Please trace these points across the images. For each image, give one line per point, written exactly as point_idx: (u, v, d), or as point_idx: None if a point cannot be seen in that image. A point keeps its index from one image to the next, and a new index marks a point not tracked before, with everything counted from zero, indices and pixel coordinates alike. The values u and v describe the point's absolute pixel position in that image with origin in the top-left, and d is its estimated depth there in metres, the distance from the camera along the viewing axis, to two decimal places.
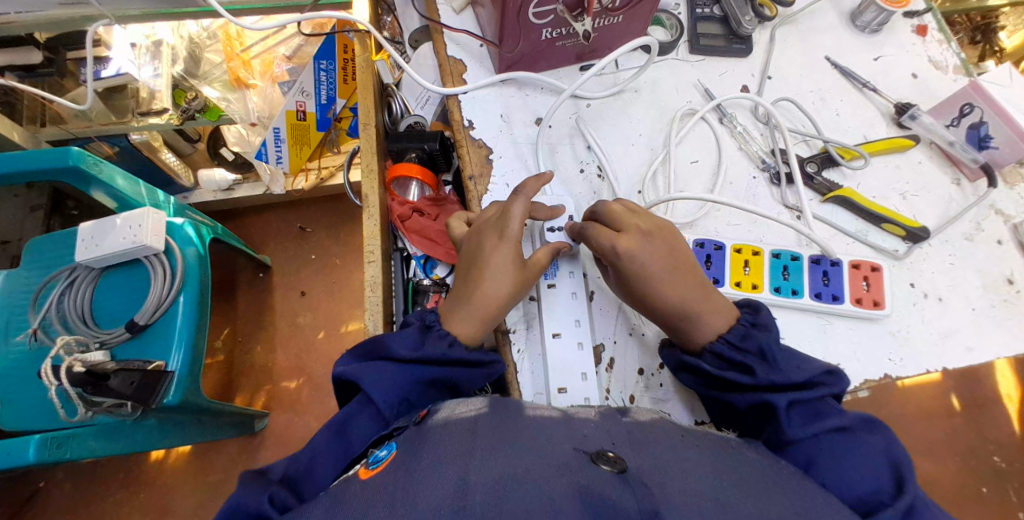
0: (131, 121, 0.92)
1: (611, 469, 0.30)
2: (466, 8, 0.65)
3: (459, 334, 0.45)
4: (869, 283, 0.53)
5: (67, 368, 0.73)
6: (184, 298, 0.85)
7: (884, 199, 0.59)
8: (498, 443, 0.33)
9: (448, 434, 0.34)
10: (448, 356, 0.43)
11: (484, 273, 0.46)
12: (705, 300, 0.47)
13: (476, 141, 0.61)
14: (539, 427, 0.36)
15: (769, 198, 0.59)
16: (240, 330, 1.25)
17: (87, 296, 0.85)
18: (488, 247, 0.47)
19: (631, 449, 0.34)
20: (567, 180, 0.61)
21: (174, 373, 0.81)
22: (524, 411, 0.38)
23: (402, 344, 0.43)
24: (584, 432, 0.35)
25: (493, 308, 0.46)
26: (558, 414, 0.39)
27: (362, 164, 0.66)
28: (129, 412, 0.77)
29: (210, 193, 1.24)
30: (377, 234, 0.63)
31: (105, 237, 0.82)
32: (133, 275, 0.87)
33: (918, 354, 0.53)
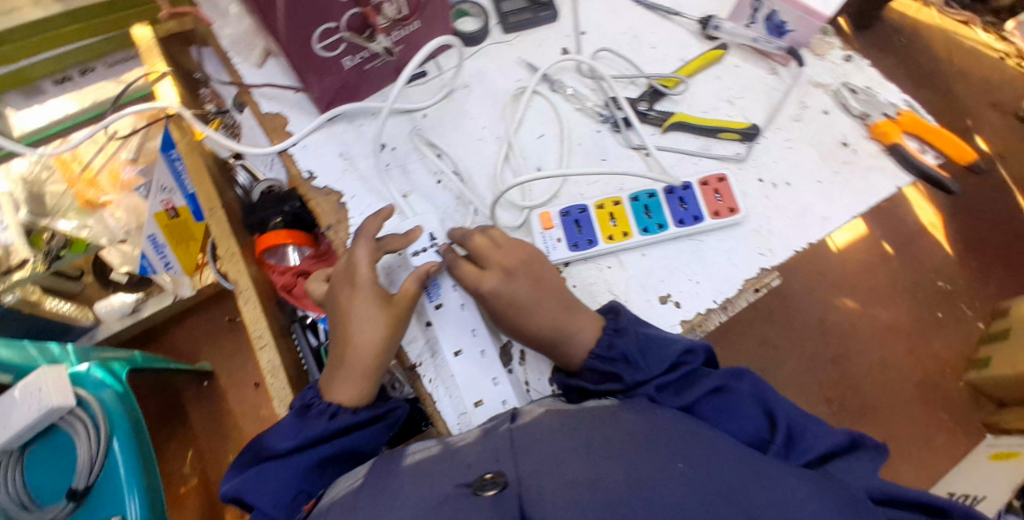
0: None
1: (493, 491, 0.31)
2: (267, 60, 0.64)
3: (343, 399, 0.46)
4: (721, 194, 0.56)
5: None
6: (118, 442, 0.79)
7: (715, 110, 0.61)
8: (381, 496, 0.34)
9: (338, 510, 0.35)
10: (331, 429, 0.43)
11: (350, 326, 0.47)
12: (569, 316, 0.49)
13: (323, 190, 0.59)
14: (418, 468, 0.37)
15: (615, 146, 0.61)
16: (205, 447, 1.19)
17: (18, 481, 0.77)
18: (346, 298, 0.48)
19: (514, 461, 0.35)
20: (427, 195, 0.60)
21: None
22: (402, 461, 0.39)
23: (280, 438, 0.43)
24: (460, 457, 0.37)
25: (370, 355, 0.46)
26: (439, 449, 0.40)
27: (221, 251, 0.62)
28: None
29: (117, 322, 1.15)
30: (258, 318, 0.61)
31: (10, 416, 0.75)
32: (56, 438, 0.81)
33: (783, 239, 0.56)
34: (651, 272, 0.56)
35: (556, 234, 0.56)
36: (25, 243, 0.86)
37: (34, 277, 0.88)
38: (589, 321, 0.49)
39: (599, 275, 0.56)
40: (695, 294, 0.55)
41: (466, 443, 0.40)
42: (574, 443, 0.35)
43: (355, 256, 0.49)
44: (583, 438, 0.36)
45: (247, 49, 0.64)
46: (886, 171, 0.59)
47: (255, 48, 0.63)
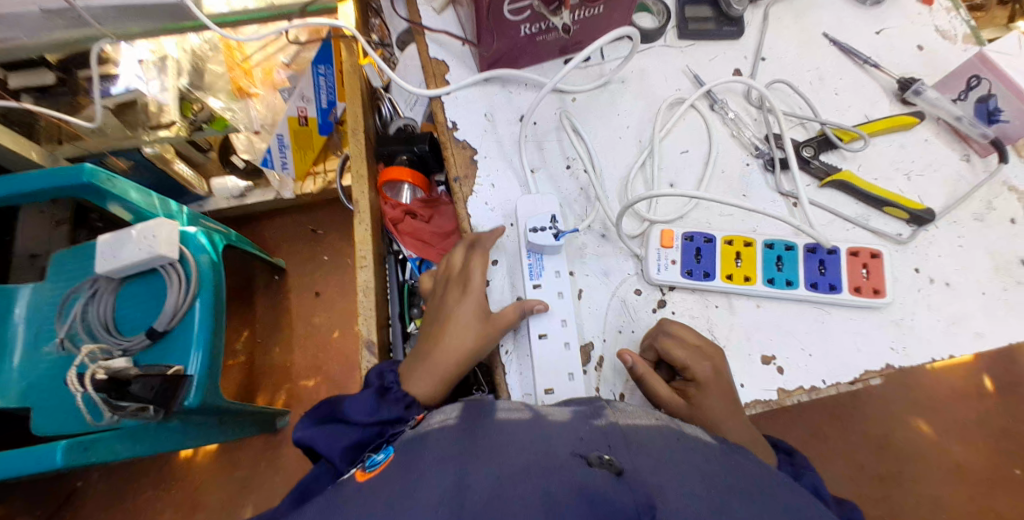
0: (143, 136, 0.93)
1: (606, 470, 0.32)
2: (447, 8, 0.65)
3: (418, 394, 0.48)
4: (869, 270, 0.52)
5: (92, 376, 0.76)
6: (199, 304, 0.87)
7: (887, 181, 0.56)
8: (489, 448, 0.36)
9: (445, 447, 0.38)
10: (408, 414, 0.45)
11: (446, 328, 0.50)
12: (736, 424, 0.47)
13: (460, 142, 0.60)
14: (521, 428, 0.39)
15: (762, 186, 0.57)
16: (259, 331, 1.27)
17: (108, 306, 0.87)
18: (452, 301, 0.52)
19: (626, 452, 0.36)
20: (554, 177, 0.59)
21: (192, 377, 0.84)
22: (494, 414, 0.42)
23: (356, 410, 0.45)
24: (555, 432, 0.38)
25: (448, 358, 0.49)
26: (530, 415, 0.42)
27: (352, 171, 0.67)
28: (153, 416, 0.78)
29: (224, 201, 1.24)
30: (367, 240, 0.64)
31: (122, 249, 0.84)
32: (149, 286, 0.90)
33: (922, 342, 0.52)
34: (762, 325, 0.53)
35: (673, 255, 0.53)
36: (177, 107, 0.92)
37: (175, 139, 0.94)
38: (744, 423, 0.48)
39: (703, 310, 0.54)
40: (803, 366, 0.51)
41: (559, 421, 0.41)
42: (689, 462, 0.35)
43: (472, 263, 0.53)
44: (706, 471, 0.34)
45: None
46: None
47: None
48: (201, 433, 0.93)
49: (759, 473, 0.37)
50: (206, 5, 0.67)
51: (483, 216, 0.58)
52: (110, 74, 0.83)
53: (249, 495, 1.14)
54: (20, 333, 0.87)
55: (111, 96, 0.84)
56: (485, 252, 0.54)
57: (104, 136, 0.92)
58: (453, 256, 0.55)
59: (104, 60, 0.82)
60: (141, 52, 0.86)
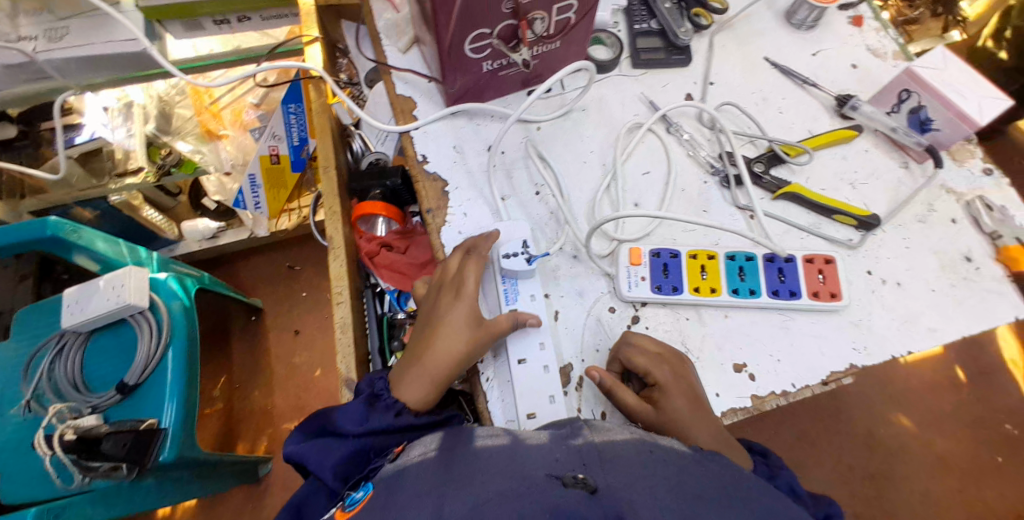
0: (109, 184, 0.91)
1: (580, 490, 0.34)
2: (412, 47, 0.67)
3: (409, 399, 0.49)
4: (824, 275, 0.55)
5: (59, 437, 0.72)
6: (172, 352, 0.85)
7: (833, 190, 0.60)
8: (468, 477, 0.38)
9: (423, 483, 0.38)
10: (397, 426, 0.48)
11: (440, 332, 0.51)
12: (718, 439, 0.48)
13: (431, 174, 0.62)
14: (499, 455, 0.40)
15: (720, 201, 0.60)
16: (237, 375, 1.24)
17: (76, 362, 0.85)
18: (446, 306, 0.52)
19: (601, 470, 0.37)
20: (524, 203, 0.61)
21: (168, 430, 0.81)
22: (473, 444, 0.43)
23: (347, 421, 0.47)
24: (530, 456, 0.39)
25: (439, 363, 0.50)
26: (509, 441, 0.43)
27: (325, 208, 0.68)
28: (126, 475, 0.75)
29: (196, 244, 1.23)
30: (343, 276, 0.65)
31: (90, 301, 0.83)
32: (120, 336, 0.89)
33: (881, 341, 0.54)
34: (731, 334, 0.55)
35: (642, 272, 0.56)
36: (145, 152, 0.92)
37: (143, 185, 0.94)
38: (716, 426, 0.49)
39: (675, 323, 0.56)
40: (773, 371, 0.53)
41: (539, 445, 0.42)
42: (659, 472, 0.36)
43: (466, 268, 0.53)
44: (680, 482, 0.36)
45: (398, 33, 0.68)
46: (1009, 299, 0.55)
47: (406, 35, 0.67)
48: (178, 488, 0.90)
49: (735, 479, 0.38)
50: (171, 53, 0.72)
51: (456, 243, 0.59)
52: (74, 124, 0.84)
53: None
54: None
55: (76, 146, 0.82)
56: (480, 258, 0.54)
57: (69, 188, 0.90)
58: (448, 261, 0.56)
59: (67, 111, 0.83)
60: (106, 100, 0.88)
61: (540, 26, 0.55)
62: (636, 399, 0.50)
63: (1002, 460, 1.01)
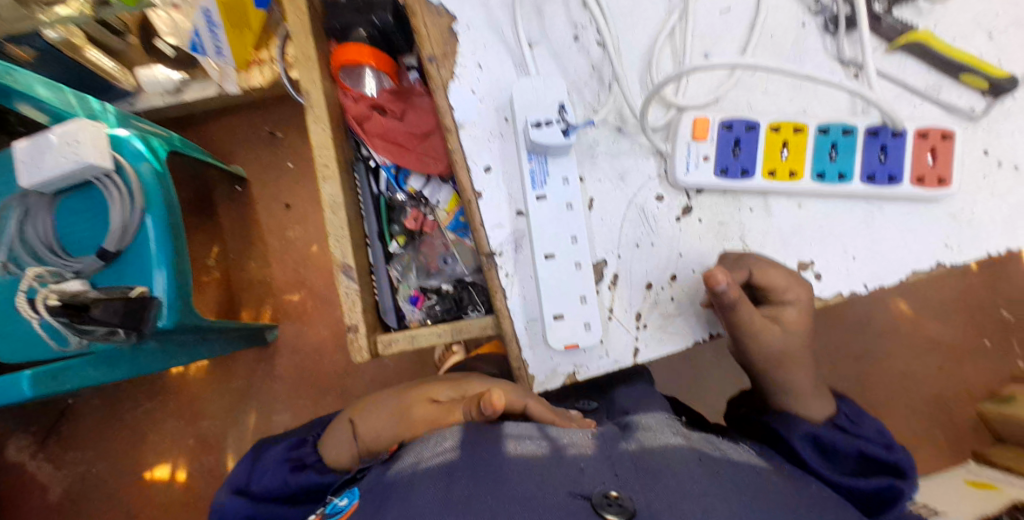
0: (38, 14, 0.73)
1: (616, 518, 0.29)
2: None
3: (330, 451, 0.45)
4: (936, 156, 0.43)
5: (44, 302, 0.65)
6: (151, 220, 0.74)
7: (966, 40, 0.46)
8: (489, 492, 0.31)
9: (435, 478, 0.33)
10: (290, 483, 0.44)
11: (393, 411, 0.44)
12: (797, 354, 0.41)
13: (434, 5, 0.46)
14: (531, 462, 0.34)
15: (818, 52, 0.45)
16: (230, 246, 1.16)
17: (48, 224, 0.76)
18: (420, 395, 0.45)
19: (639, 487, 0.31)
20: (557, 50, 0.46)
21: (161, 298, 0.74)
22: (501, 446, 0.36)
23: (263, 476, 0.46)
24: (558, 463, 0.34)
25: (365, 435, 0.44)
26: (548, 449, 0.36)
27: (296, 49, 0.52)
28: (125, 339, 0.71)
29: (158, 98, 1.04)
30: (326, 143, 0.53)
31: (44, 159, 0.70)
32: (91, 209, 0.77)
33: (978, 237, 0.45)
34: (802, 227, 0.45)
35: (706, 150, 0.44)
36: None
37: (79, 18, 0.74)
38: (802, 320, 0.40)
39: (733, 214, 0.45)
40: (845, 271, 0.45)
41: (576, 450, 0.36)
42: (728, 500, 0.30)
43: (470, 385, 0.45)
44: (753, 502, 0.31)
45: None
46: None
47: None
48: (182, 353, 0.87)
49: (797, 495, 0.33)
50: None
51: (470, 106, 0.46)
52: None
53: (248, 406, 1.11)
54: None
55: None
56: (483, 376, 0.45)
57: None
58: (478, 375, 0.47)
59: None
60: None
61: None
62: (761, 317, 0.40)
63: (993, 346, 0.93)
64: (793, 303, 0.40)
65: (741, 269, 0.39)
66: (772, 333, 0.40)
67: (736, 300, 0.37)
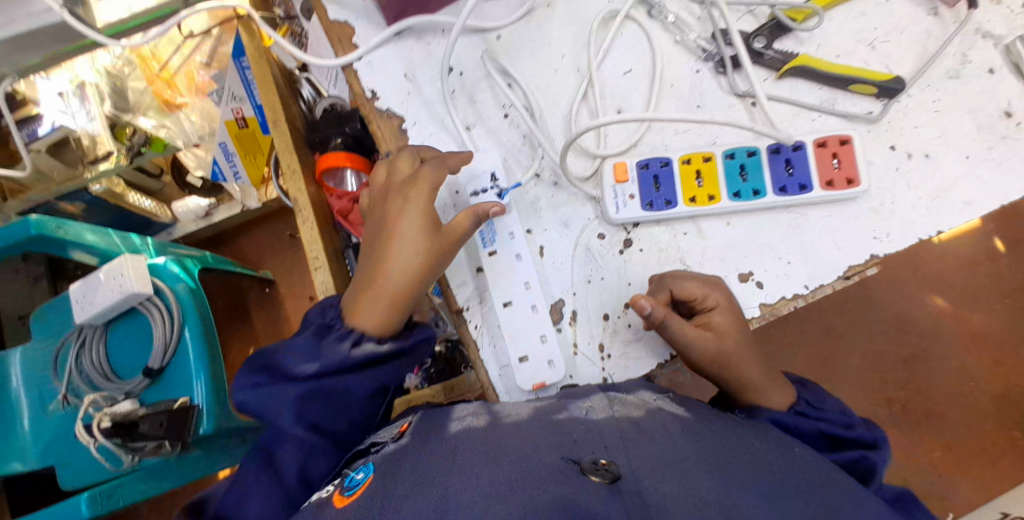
0: (85, 172, 0.87)
1: (602, 479, 0.31)
2: None
3: (364, 324, 0.44)
4: (840, 159, 0.48)
5: (98, 425, 0.72)
6: (188, 332, 0.84)
7: (850, 55, 0.51)
8: (482, 466, 0.34)
9: (431, 460, 0.35)
10: (358, 359, 0.43)
11: (394, 243, 0.44)
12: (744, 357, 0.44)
13: (385, 112, 0.55)
14: (523, 439, 0.36)
15: (715, 91, 0.52)
16: (264, 347, 1.25)
17: (101, 353, 0.84)
18: (397, 212, 0.45)
19: (624, 451, 0.35)
20: (492, 129, 0.54)
21: (200, 407, 0.81)
22: (447, 428, 0.40)
23: (300, 362, 0.42)
24: (540, 436, 0.36)
25: (393, 279, 0.43)
26: (487, 421, 0.40)
27: (284, 166, 0.63)
28: (171, 450, 0.77)
29: (192, 224, 1.19)
30: (316, 240, 0.61)
31: (95, 294, 0.81)
32: (140, 338, 0.87)
33: (905, 225, 0.48)
34: (735, 243, 0.49)
35: (630, 189, 0.49)
36: (110, 135, 0.86)
37: (118, 169, 0.89)
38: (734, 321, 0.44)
39: (670, 240, 0.50)
40: (782, 275, 0.48)
41: (517, 423, 0.39)
42: (691, 456, 0.33)
43: (422, 173, 0.46)
44: (707, 452, 0.34)
45: None
46: None
47: None
48: (228, 456, 0.91)
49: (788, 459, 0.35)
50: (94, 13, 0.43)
51: None
52: (31, 116, 0.79)
53: None
54: (22, 397, 0.84)
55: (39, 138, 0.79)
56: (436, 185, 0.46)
57: (50, 183, 0.87)
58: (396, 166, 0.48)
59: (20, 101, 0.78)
60: (61, 85, 0.83)
61: None
62: (695, 327, 0.43)
63: None
64: (718, 309, 0.44)
65: (660, 290, 0.45)
66: (708, 340, 0.43)
67: (666, 319, 0.42)
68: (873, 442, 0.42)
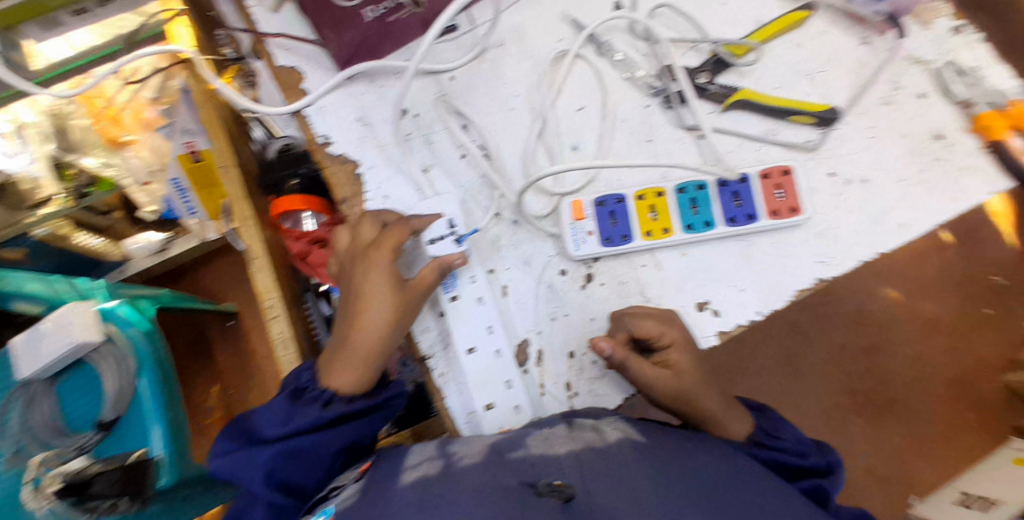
0: None
1: (557, 500, 0.30)
2: (283, 4, 0.57)
3: (340, 385, 0.43)
4: (783, 190, 0.49)
5: None
6: None
7: (790, 87, 0.53)
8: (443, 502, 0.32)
9: (393, 500, 0.33)
10: (327, 417, 0.41)
11: (361, 306, 0.44)
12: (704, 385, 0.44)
13: (338, 157, 0.54)
14: (485, 470, 0.35)
15: (665, 125, 0.53)
16: (229, 383, 1.19)
17: None
18: (363, 274, 0.45)
19: (576, 472, 0.34)
20: (451, 170, 0.54)
21: None
22: (399, 478, 0.37)
23: (268, 423, 0.41)
24: (500, 468, 0.35)
25: (367, 338, 0.43)
26: (440, 467, 0.37)
27: (236, 214, 0.60)
28: None
29: (147, 261, 1.05)
30: (271, 289, 0.58)
31: None
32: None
33: (847, 247, 0.49)
34: (692, 273, 0.50)
35: (588, 226, 0.50)
36: None
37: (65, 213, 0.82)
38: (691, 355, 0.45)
39: (630, 273, 0.51)
40: (737, 303, 0.49)
41: (470, 467, 0.36)
42: (641, 475, 0.33)
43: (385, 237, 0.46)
44: (656, 471, 0.34)
45: None
46: (984, 174, 0.50)
47: None
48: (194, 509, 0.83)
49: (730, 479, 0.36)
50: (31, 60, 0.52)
51: None
52: None
53: None
54: None
55: None
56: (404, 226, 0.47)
57: None
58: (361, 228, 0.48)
59: None
60: None
61: None
62: (653, 366, 0.44)
63: None
64: (674, 347, 0.45)
65: (619, 330, 0.46)
66: (666, 378, 0.44)
67: (624, 360, 0.43)
68: (826, 468, 0.44)
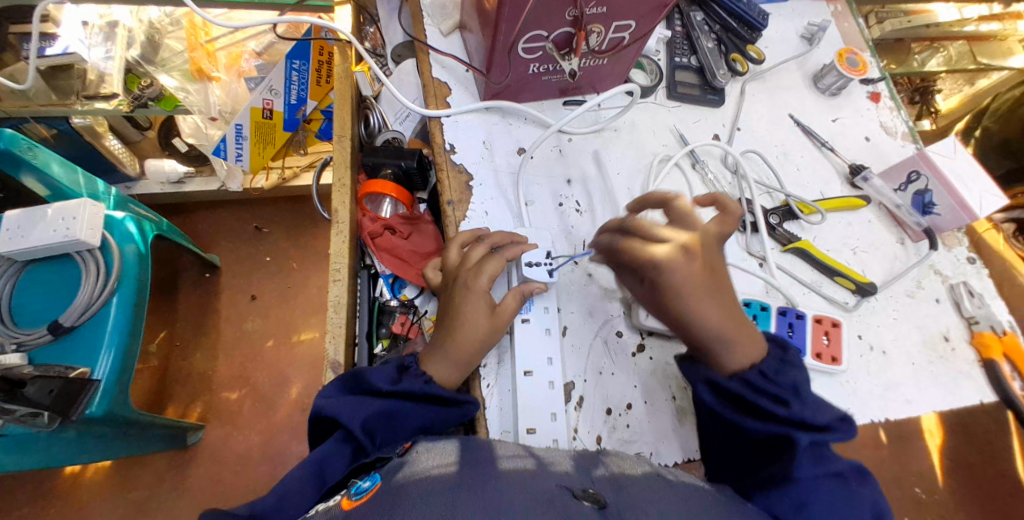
0: (75, 104, 0.81)
1: (593, 501, 0.37)
2: (454, 32, 0.67)
3: (437, 374, 0.50)
4: (830, 338, 0.57)
5: None
6: (117, 298, 0.78)
7: (837, 252, 0.63)
8: (483, 501, 0.36)
9: (441, 479, 0.39)
10: (424, 391, 0.48)
11: (461, 315, 0.50)
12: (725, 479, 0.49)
13: (457, 166, 0.60)
14: (527, 474, 0.40)
15: (734, 245, 0.61)
16: (178, 332, 1.14)
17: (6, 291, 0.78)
18: (459, 297, 0.51)
19: (614, 491, 0.39)
20: (546, 213, 0.60)
21: (100, 382, 0.74)
22: (498, 464, 0.42)
23: (380, 378, 0.48)
24: (543, 479, 0.40)
25: (467, 348, 0.50)
26: (535, 465, 0.42)
27: (334, 177, 0.65)
28: (45, 424, 0.66)
29: (157, 185, 1.12)
30: (343, 253, 0.62)
31: (33, 228, 0.75)
32: (56, 284, 0.80)
33: (864, 405, 0.57)
34: None
35: None
36: (121, 79, 0.82)
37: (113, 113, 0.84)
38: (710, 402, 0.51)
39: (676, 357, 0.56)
40: None
41: (565, 472, 0.42)
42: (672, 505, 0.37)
43: (486, 264, 0.52)
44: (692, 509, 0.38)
45: (441, 17, 0.67)
46: (976, 382, 0.59)
47: (450, 19, 0.66)
48: (100, 446, 0.79)
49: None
50: None
51: None
52: (49, 33, 0.75)
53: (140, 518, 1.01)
54: None
55: (47, 57, 0.75)
56: (503, 258, 0.53)
57: (25, 100, 0.80)
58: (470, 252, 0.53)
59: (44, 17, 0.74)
60: (87, 14, 0.79)
61: (596, 40, 0.55)
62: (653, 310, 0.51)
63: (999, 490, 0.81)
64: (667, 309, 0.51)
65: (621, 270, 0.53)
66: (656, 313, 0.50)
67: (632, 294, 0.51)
68: None
